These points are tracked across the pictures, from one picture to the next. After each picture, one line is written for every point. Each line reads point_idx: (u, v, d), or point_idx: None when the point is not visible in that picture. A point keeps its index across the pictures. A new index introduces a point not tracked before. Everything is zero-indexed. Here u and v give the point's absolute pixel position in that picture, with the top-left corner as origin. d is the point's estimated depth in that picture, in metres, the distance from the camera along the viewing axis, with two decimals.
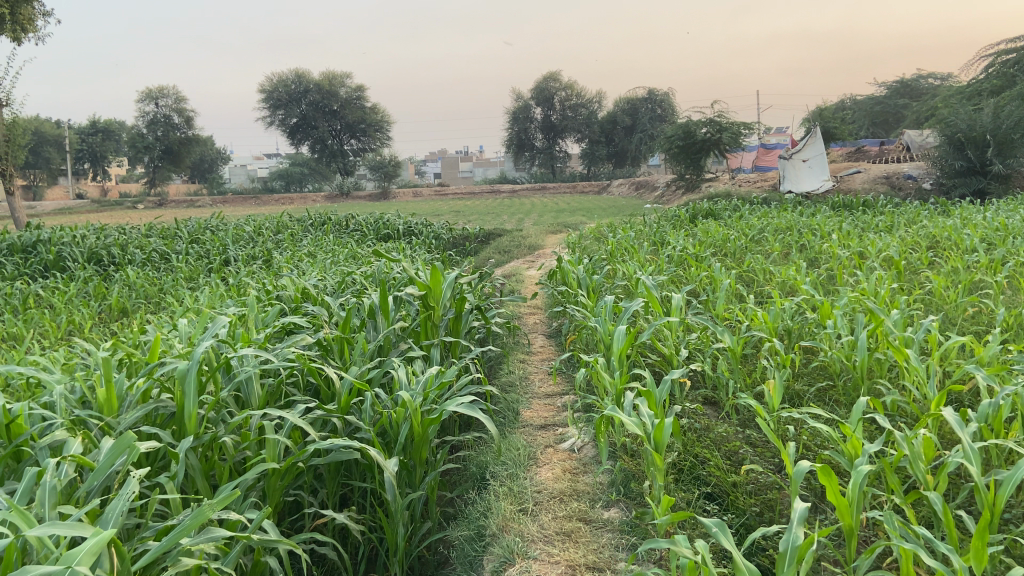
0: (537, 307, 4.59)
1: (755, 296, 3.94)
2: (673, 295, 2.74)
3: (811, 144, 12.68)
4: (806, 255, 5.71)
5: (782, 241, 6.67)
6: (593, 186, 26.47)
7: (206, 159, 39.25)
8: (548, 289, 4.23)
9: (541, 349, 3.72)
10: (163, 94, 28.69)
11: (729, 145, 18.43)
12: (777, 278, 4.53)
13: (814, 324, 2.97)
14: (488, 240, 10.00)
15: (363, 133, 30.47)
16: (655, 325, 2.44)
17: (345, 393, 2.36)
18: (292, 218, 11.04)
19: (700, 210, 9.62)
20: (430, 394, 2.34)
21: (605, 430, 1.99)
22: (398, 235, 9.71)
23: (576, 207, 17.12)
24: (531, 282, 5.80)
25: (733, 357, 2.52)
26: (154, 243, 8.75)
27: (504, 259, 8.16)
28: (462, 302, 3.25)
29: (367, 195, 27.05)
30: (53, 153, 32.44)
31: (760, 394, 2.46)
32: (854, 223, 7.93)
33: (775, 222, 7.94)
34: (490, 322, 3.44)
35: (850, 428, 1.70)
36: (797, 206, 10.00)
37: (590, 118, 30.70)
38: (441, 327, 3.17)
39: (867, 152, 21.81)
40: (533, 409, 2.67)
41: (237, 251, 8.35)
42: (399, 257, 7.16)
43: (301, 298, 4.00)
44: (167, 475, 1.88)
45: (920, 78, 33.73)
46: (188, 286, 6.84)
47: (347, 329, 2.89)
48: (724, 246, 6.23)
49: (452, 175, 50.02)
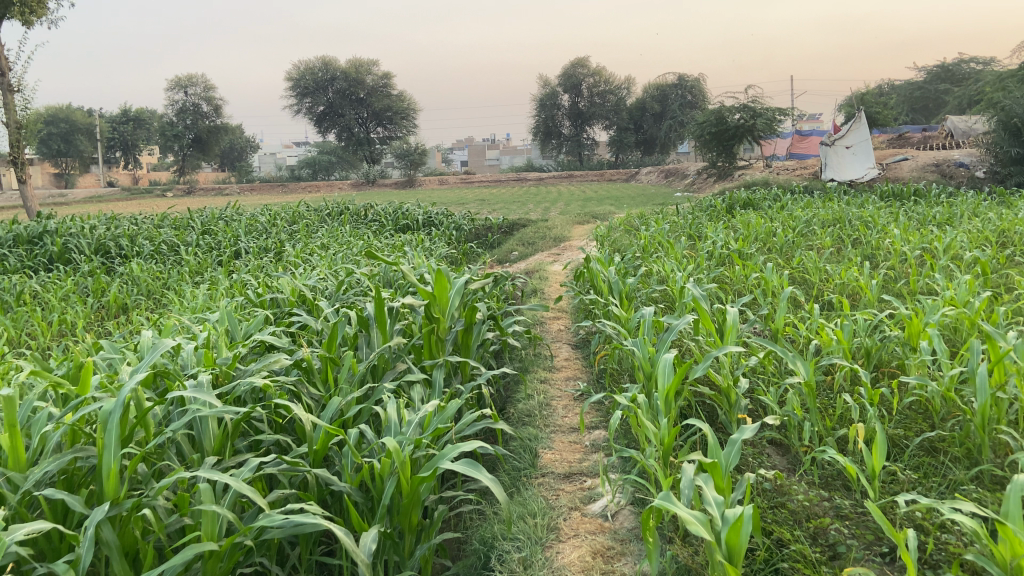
0: (561, 311, 4.11)
1: (815, 303, 3.43)
2: (727, 313, 2.22)
3: (855, 129, 11.97)
4: (864, 253, 5.13)
5: (834, 235, 6.11)
6: (621, 174, 25.80)
7: (234, 147, 39.22)
8: (575, 293, 3.74)
9: (565, 363, 3.24)
10: (191, 82, 28.53)
11: (764, 131, 17.71)
12: (836, 284, 3.98)
13: (899, 345, 2.46)
14: (513, 231, 9.51)
15: (389, 120, 30.03)
16: (711, 356, 1.92)
17: (320, 437, 1.88)
18: (309, 208, 10.64)
19: (737, 199, 9.04)
20: (424, 441, 1.85)
21: (655, 527, 1.42)
22: (418, 226, 9.25)
23: (604, 195, 16.57)
24: (557, 281, 5.31)
25: (808, 392, 2.01)
26: (164, 234, 8.38)
27: (528, 253, 7.68)
28: (472, 312, 2.78)
29: (392, 183, 26.65)
30: (83, 142, 32.45)
31: (842, 442, 1.98)
32: (908, 215, 7.31)
33: (822, 213, 7.35)
34: (506, 335, 2.97)
35: (1008, 533, 1.23)
36: (842, 196, 9.38)
37: (619, 105, 30.05)
38: (448, 342, 2.71)
39: (910, 139, 20.86)
40: (556, 451, 2.20)
41: (249, 243, 7.96)
42: (419, 251, 6.71)
43: (296, 302, 3.57)
44: (71, 560, 1.44)
45: (963, 62, 32.48)
46: (195, 281, 6.46)
47: (334, 348, 2.43)
48: (770, 241, 5.67)
49: (479, 163, 49.49)
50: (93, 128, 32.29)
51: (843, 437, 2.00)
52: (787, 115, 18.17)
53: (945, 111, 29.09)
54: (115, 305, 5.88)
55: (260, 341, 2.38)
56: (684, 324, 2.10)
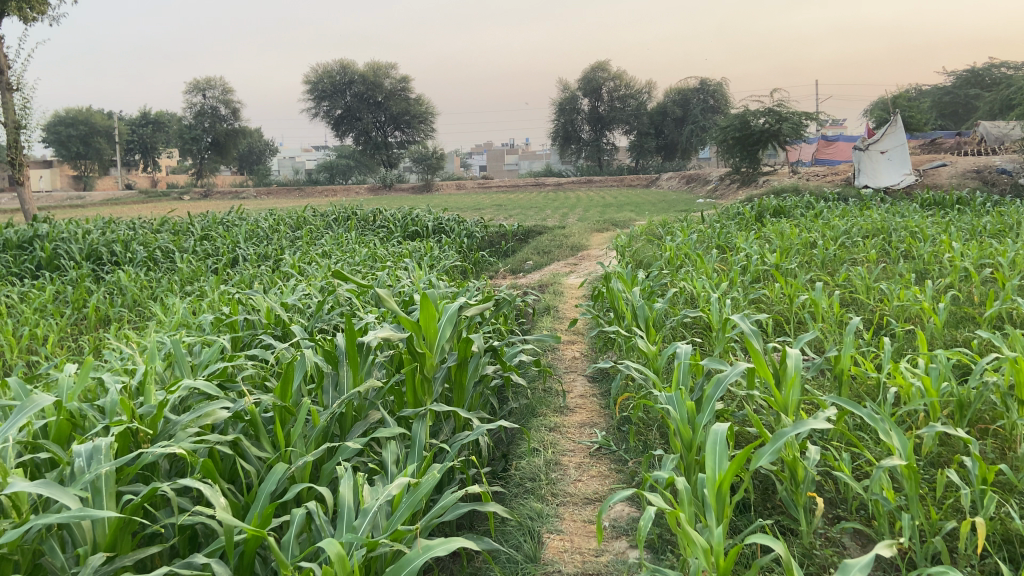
0: (577, 335, 3.60)
1: (877, 336, 2.91)
2: (793, 357, 1.70)
3: (890, 134, 11.32)
4: (916, 267, 4.58)
5: (878, 248, 5.56)
6: (641, 180, 25.24)
7: (253, 150, 39.09)
8: (592, 316, 3.24)
9: (579, 401, 2.74)
10: (210, 85, 28.31)
11: (790, 136, 17.08)
12: (895, 309, 3.44)
13: (1005, 400, 1.94)
14: (527, 238, 9.01)
15: (407, 124, 29.64)
16: (777, 435, 1.41)
17: (244, 534, 1.41)
18: (316, 213, 10.20)
19: (765, 207, 8.51)
20: (383, 542, 1.37)
21: None
22: (428, 233, 8.78)
23: (624, 202, 16.03)
24: (573, 296, 4.81)
25: (907, 475, 1.50)
26: (161, 240, 7.97)
27: (543, 263, 7.20)
28: (466, 345, 2.29)
29: (410, 188, 26.27)
30: (104, 145, 32.42)
31: (955, 543, 1.48)
32: (955, 225, 6.74)
33: (861, 222, 6.80)
34: (508, 370, 2.48)
35: None
36: (880, 204, 8.82)
37: (639, 110, 29.48)
38: (436, 383, 2.23)
39: (941, 144, 20.08)
40: (567, 533, 1.71)
41: (248, 250, 7.53)
42: (427, 263, 6.24)
43: (270, 325, 3.10)
44: None
45: (994, 67, 31.61)
46: (186, 292, 6.03)
47: (288, 395, 1.95)
48: (808, 255, 5.12)
49: (497, 169, 49.10)
50: (112, 131, 32.20)
51: (951, 532, 1.51)
52: (813, 120, 17.53)
53: (976, 116, 28.18)
54: (96, 317, 5.46)
55: (192, 389, 1.91)
56: (734, 377, 1.61)
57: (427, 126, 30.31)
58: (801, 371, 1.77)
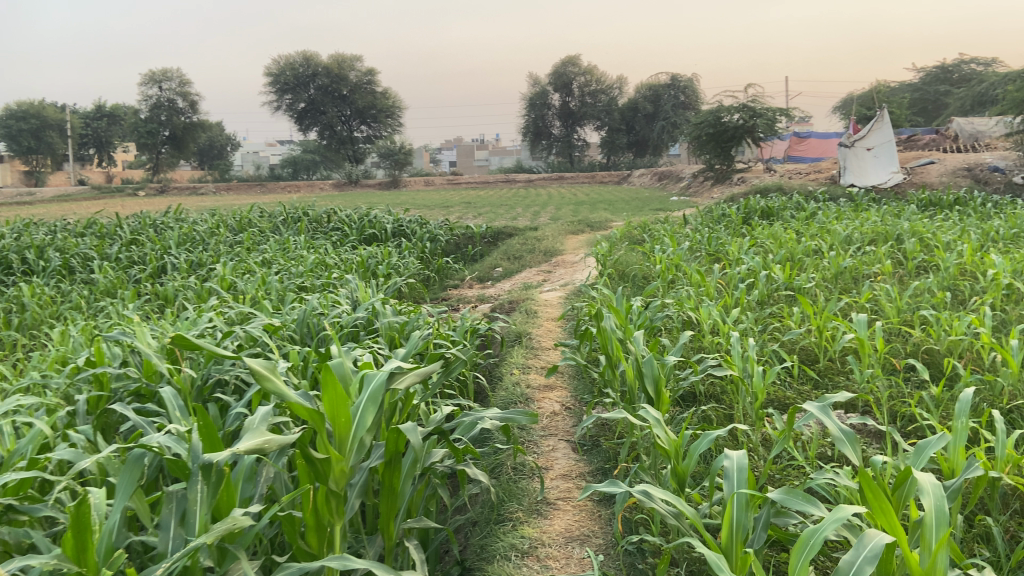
0: (556, 380, 2.85)
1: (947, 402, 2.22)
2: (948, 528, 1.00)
3: (877, 130, 10.71)
4: (949, 282, 3.90)
5: (891, 257, 4.88)
6: (612, 176, 24.59)
7: (214, 145, 37.73)
8: (577, 364, 2.52)
9: (563, 488, 2.00)
10: (167, 77, 26.92)
11: (765, 133, 16.48)
12: (949, 343, 2.74)
13: None
14: (496, 241, 8.27)
15: (373, 119, 28.48)
16: None
17: None
18: (264, 213, 9.31)
19: (752, 208, 7.85)
20: None
21: None
22: (386, 237, 7.95)
23: (598, 199, 15.34)
24: (549, 318, 4.06)
25: None
26: (82, 245, 7.05)
27: (512, 271, 6.47)
28: (394, 436, 1.57)
29: (376, 184, 25.31)
30: (56, 140, 30.70)
31: None
32: (966, 226, 6.09)
33: (862, 226, 6.12)
34: (454, 459, 1.76)
35: None
36: (873, 204, 8.21)
37: (610, 106, 28.80)
38: (351, 500, 1.51)
39: (918, 140, 19.57)
40: None
41: (180, 256, 6.65)
42: (381, 278, 5.45)
43: (149, 382, 2.34)
44: None
45: (963, 65, 31.43)
46: (98, 310, 5.16)
47: (83, 554, 1.21)
48: (816, 267, 4.44)
49: (468, 165, 48.12)
50: (66, 125, 30.58)
51: None
52: (789, 116, 16.95)
53: (948, 112, 27.84)
54: None
55: None
56: None
57: (394, 121, 29.19)
58: (947, 519, 1.09)
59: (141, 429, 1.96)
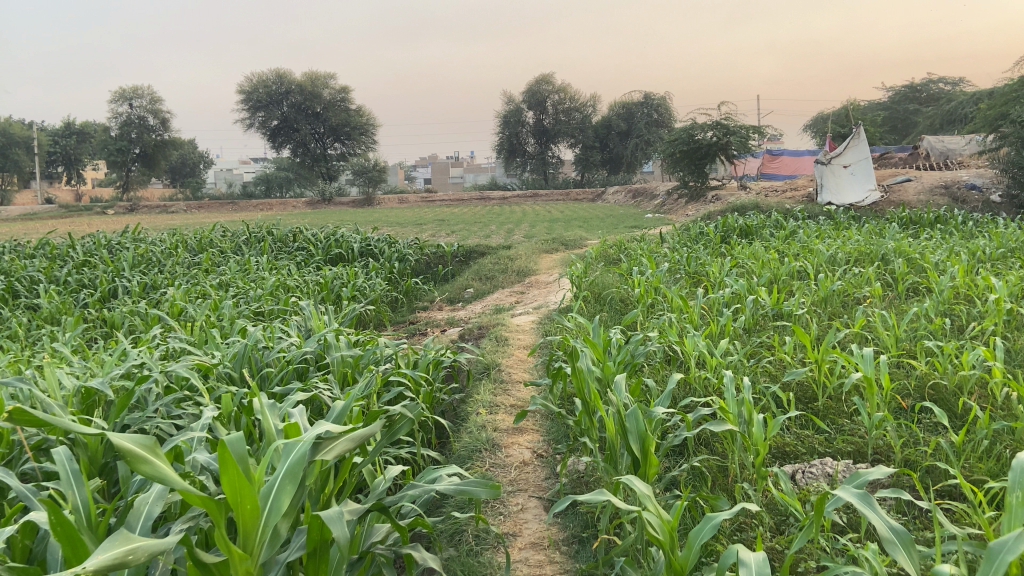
0: (527, 423, 2.54)
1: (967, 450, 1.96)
2: None
3: (854, 147, 10.61)
4: (945, 306, 3.66)
5: (879, 278, 4.65)
6: (587, 194, 24.39)
7: (185, 161, 37.04)
8: (549, 409, 2.22)
9: (534, 561, 1.70)
10: (137, 94, 26.32)
11: (738, 151, 16.33)
12: (961, 379, 2.49)
13: None
14: (469, 260, 7.95)
15: (347, 136, 28.14)
16: None
17: None
18: (227, 232, 8.91)
19: (731, 227, 7.64)
20: None
21: None
22: (352, 257, 7.61)
23: (574, 217, 15.12)
24: (521, 346, 3.76)
25: None
26: (29, 268, 6.62)
27: (483, 293, 6.17)
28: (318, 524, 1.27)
29: (350, 203, 24.88)
30: (23, 157, 29.82)
31: None
32: (951, 246, 5.91)
33: (844, 246, 5.92)
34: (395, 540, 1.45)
35: None
36: (854, 223, 8.05)
37: (585, 123, 28.72)
38: None
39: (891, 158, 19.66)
40: None
41: (134, 279, 6.25)
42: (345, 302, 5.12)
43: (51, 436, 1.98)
44: None
45: (930, 84, 31.86)
46: (37, 338, 4.77)
47: None
48: (803, 290, 4.19)
49: (443, 181, 47.83)
50: (32, 143, 29.74)
51: None
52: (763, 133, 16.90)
53: (917, 130, 28.16)
54: None
55: None
56: None
57: (368, 138, 28.84)
58: None
59: (24, 500, 1.61)
